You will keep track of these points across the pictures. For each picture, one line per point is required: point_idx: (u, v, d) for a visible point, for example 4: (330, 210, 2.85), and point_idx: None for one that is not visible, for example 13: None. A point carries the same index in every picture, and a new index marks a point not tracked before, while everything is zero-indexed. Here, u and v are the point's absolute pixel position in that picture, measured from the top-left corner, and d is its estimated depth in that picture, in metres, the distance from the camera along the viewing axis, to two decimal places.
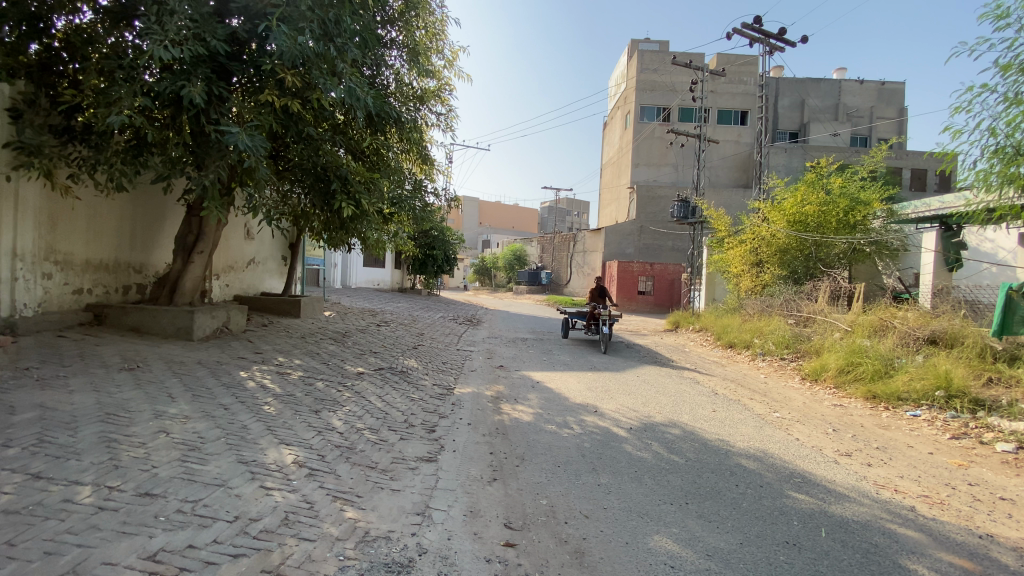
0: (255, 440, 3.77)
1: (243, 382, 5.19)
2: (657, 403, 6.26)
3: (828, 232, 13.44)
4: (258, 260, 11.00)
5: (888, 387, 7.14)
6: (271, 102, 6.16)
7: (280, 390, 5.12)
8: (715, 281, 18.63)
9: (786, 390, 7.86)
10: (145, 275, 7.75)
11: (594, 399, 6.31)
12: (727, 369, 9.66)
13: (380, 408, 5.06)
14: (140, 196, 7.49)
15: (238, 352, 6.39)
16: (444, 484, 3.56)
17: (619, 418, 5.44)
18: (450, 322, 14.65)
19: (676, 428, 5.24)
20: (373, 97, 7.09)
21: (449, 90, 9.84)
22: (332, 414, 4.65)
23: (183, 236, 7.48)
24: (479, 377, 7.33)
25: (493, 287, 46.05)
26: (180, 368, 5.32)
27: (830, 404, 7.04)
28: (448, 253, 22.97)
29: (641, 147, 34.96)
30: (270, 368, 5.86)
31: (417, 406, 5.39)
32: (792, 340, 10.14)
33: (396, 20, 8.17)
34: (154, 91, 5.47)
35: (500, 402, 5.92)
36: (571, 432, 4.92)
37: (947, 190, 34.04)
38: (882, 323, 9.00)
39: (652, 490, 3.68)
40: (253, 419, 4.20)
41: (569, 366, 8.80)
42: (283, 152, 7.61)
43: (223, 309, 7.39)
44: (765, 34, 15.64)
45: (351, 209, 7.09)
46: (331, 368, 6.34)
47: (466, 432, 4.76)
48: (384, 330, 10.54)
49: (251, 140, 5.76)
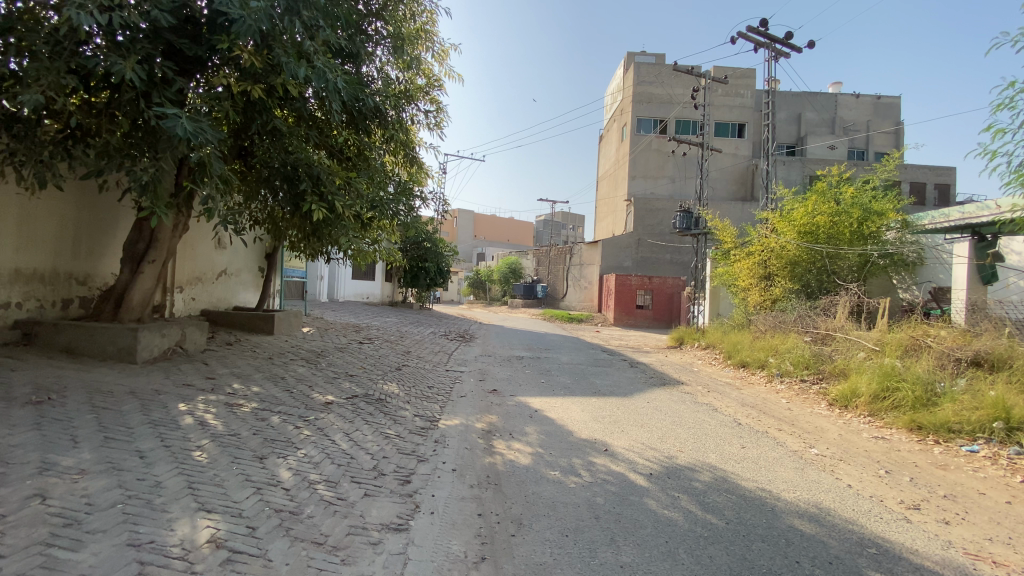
0: (166, 507, 2.85)
1: (178, 417, 4.24)
2: (675, 438, 5.37)
3: (841, 244, 12.72)
4: (231, 271, 10.06)
5: (935, 416, 6.27)
6: (229, 87, 5.33)
7: (222, 428, 4.17)
8: (719, 296, 17.91)
9: (814, 419, 6.97)
10: (91, 288, 6.77)
11: (602, 433, 5.39)
12: (744, 392, 8.74)
13: (345, 451, 4.11)
14: (86, 197, 6.56)
15: (185, 378, 5.42)
16: (414, 571, 2.64)
17: (635, 461, 4.53)
18: (441, 338, 13.73)
19: (705, 474, 4.33)
20: (348, 84, 6.30)
21: (439, 88, 9.08)
22: (281, 461, 3.70)
23: (132, 244, 6.52)
24: (468, 405, 6.38)
25: (487, 301, 45.09)
26: (103, 401, 4.37)
27: (870, 437, 6.16)
28: (441, 264, 22.07)
29: (638, 158, 34.34)
30: (219, 399, 4.90)
31: (391, 446, 4.44)
32: (812, 360, 9.32)
33: (381, 12, 7.53)
34: (82, 68, 4.61)
35: (493, 439, 4.99)
36: (579, 482, 3.98)
37: (947, 204, 33.63)
38: (913, 342, 8.21)
39: (692, 573, 2.77)
40: (172, 473, 3.27)
41: (570, 390, 7.84)
42: (248, 150, 6.76)
43: (176, 326, 6.47)
44: (770, 38, 15.09)
45: (323, 213, 6.13)
46: (295, 398, 5.37)
47: (450, 483, 3.83)
48: (366, 348, 9.59)
49: (198, 128, 4.86)
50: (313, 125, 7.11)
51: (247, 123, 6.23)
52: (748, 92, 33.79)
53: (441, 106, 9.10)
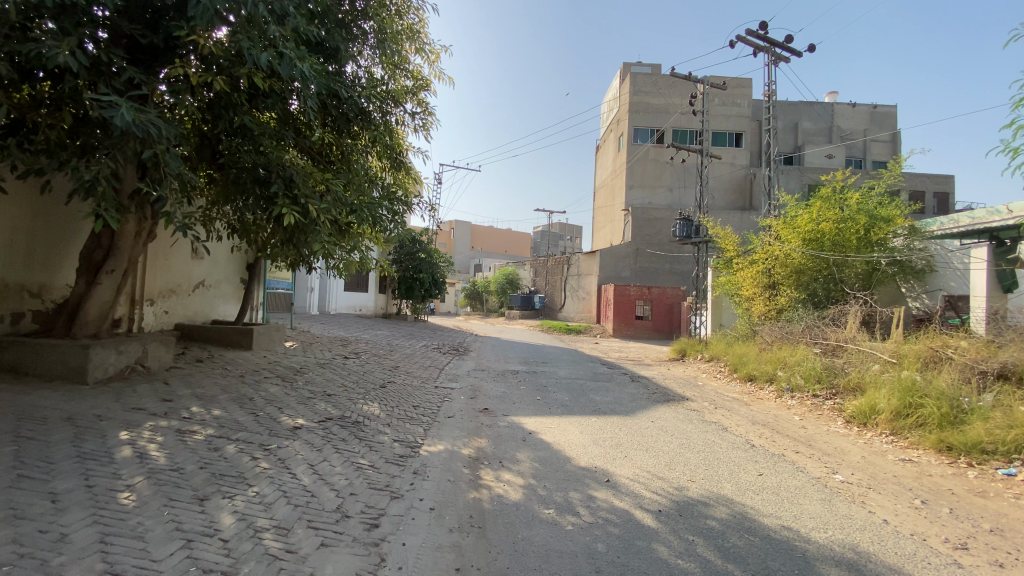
0: (62, 571, 2.30)
1: (114, 449, 3.69)
2: (684, 465, 4.82)
3: (849, 251, 12.21)
4: (208, 282, 9.51)
5: (965, 435, 5.70)
6: (187, 77, 4.80)
7: (165, 461, 3.61)
8: (721, 306, 17.08)
9: (832, 439, 6.41)
10: (46, 301, 6.23)
11: (603, 460, 4.84)
12: (753, 409, 8.18)
13: (305, 488, 3.56)
14: (41, 202, 6.05)
15: (137, 401, 4.86)
16: None
17: (641, 495, 3.98)
18: (434, 352, 13.16)
19: (720, 510, 3.78)
20: (324, 76, 5.81)
21: (429, 90, 8.61)
22: (225, 503, 3.14)
23: (90, 253, 5.95)
24: (455, 427, 5.81)
25: (484, 313, 44.54)
26: (31, 430, 3.81)
27: (895, 459, 5.61)
28: (436, 275, 21.52)
29: (635, 168, 34.03)
30: (170, 424, 4.34)
31: (361, 480, 3.88)
32: (824, 373, 8.75)
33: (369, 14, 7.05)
34: (15, 52, 4.10)
35: (480, 468, 4.43)
36: (576, 523, 3.42)
37: (946, 212, 33.37)
38: (933, 354, 7.70)
39: None
40: (84, 523, 2.72)
41: (568, 409, 7.26)
42: (218, 152, 6.25)
43: (137, 342, 5.92)
44: (771, 42, 14.75)
45: (295, 217, 5.54)
46: (259, 422, 4.81)
47: (426, 526, 3.28)
48: (351, 364, 9.01)
49: (147, 120, 4.32)
50: (290, 126, 6.64)
51: (215, 120, 5.72)
52: (744, 102, 33.61)
53: (429, 108, 8.63)
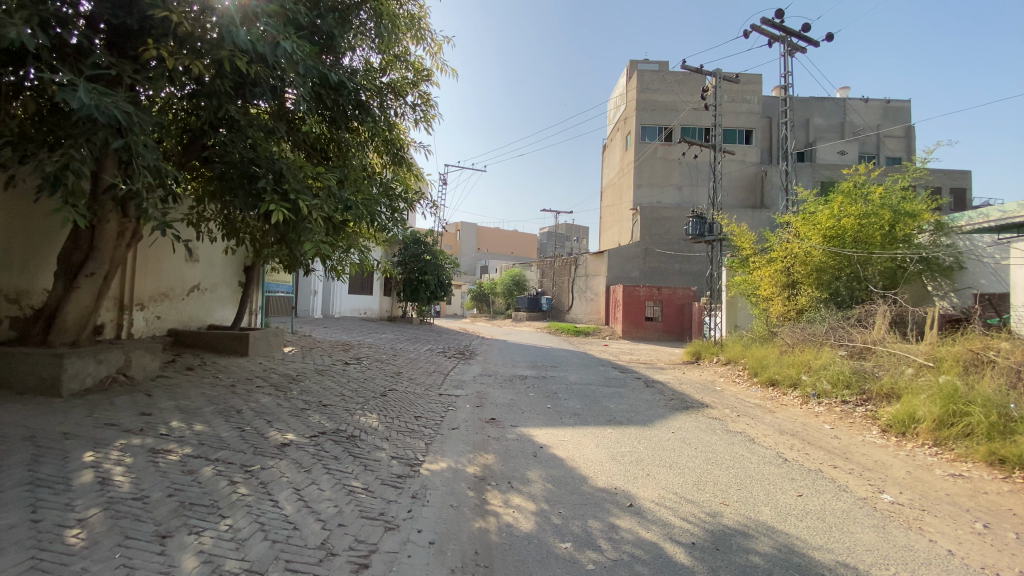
0: None
1: (73, 473, 3.26)
2: (715, 485, 4.32)
3: (874, 249, 11.63)
4: (203, 286, 9.10)
5: (1019, 446, 5.17)
6: (161, 60, 4.36)
7: (129, 488, 3.17)
8: (736, 306, 16.50)
9: (870, 451, 5.89)
10: (24, 306, 5.86)
11: (623, 479, 4.36)
12: (778, 416, 7.67)
13: (287, 519, 3.12)
14: (15, 201, 5.69)
15: (111, 416, 4.43)
16: None
17: (671, 523, 3.50)
18: (439, 356, 12.71)
19: (763, 542, 3.29)
20: (316, 62, 5.37)
21: (431, 83, 8.17)
22: (191, 541, 2.70)
23: (67, 255, 5.53)
24: (460, 441, 5.35)
25: (491, 314, 44.09)
26: None
27: (944, 474, 5.09)
28: (441, 278, 21.05)
29: (644, 167, 33.45)
30: (144, 443, 3.91)
31: (351, 507, 3.43)
32: (853, 377, 8.23)
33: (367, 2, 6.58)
34: None
35: (487, 491, 3.96)
36: (598, 561, 2.95)
37: (963, 208, 32.55)
38: (973, 356, 7.15)
39: None
40: (17, 570, 2.28)
41: (582, 418, 6.77)
42: (204, 147, 5.82)
43: (118, 350, 5.51)
44: (786, 32, 14.19)
45: (284, 213, 5.06)
46: (244, 439, 4.37)
47: (424, 566, 2.82)
48: (351, 370, 8.59)
49: (114, 105, 3.89)
50: (283, 120, 6.22)
51: (199, 110, 5.30)
52: (755, 98, 32.92)
53: (431, 102, 8.19)
